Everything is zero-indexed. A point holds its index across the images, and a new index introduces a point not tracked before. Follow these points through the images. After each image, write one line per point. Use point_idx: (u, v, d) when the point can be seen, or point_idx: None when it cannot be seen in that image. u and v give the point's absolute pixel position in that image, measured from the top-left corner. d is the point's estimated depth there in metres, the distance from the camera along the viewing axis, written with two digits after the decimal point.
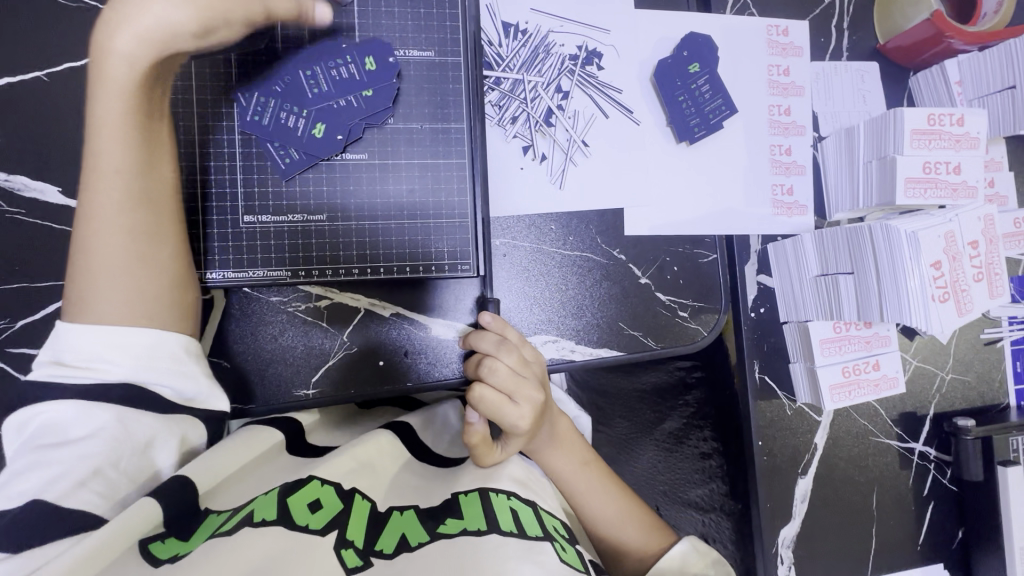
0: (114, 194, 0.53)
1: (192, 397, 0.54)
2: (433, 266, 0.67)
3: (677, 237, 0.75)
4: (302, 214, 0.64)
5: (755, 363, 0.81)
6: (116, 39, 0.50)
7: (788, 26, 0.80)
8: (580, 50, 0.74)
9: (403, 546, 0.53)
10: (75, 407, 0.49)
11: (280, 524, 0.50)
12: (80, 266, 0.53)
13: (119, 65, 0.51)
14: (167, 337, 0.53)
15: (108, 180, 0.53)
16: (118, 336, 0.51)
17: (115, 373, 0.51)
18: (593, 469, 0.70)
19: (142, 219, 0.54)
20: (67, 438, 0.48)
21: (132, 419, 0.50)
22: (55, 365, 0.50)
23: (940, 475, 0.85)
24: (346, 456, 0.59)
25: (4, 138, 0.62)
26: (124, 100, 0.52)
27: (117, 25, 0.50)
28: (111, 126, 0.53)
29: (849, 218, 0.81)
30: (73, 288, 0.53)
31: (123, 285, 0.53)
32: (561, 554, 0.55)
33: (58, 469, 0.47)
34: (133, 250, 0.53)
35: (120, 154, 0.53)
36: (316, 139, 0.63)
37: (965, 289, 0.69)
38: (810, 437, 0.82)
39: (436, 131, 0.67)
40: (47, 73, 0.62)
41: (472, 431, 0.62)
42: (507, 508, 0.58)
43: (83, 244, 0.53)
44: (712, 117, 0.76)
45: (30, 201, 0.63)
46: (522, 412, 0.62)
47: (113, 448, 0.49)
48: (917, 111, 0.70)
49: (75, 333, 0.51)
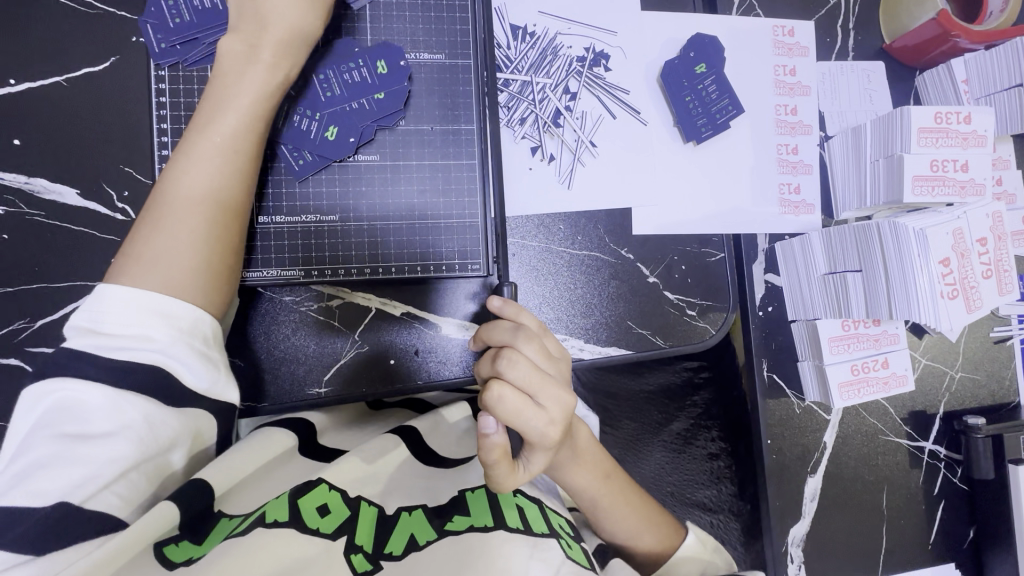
0: (203, 175, 0.55)
1: (210, 386, 0.53)
2: (443, 267, 0.67)
3: (685, 236, 0.76)
4: (315, 215, 0.65)
5: (764, 362, 0.81)
6: (257, 48, 0.57)
7: (794, 27, 0.80)
8: (588, 51, 0.75)
9: (412, 547, 0.54)
10: (104, 395, 0.48)
11: (291, 526, 0.51)
12: (139, 244, 0.53)
13: (263, 74, 0.57)
14: (199, 314, 0.53)
15: (203, 166, 0.55)
16: (155, 303, 0.51)
17: (150, 343, 0.50)
18: (615, 481, 0.65)
19: (215, 203, 0.55)
20: (92, 433, 0.48)
21: (158, 420, 0.50)
22: (89, 334, 0.50)
23: (950, 474, 0.85)
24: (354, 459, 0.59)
25: (25, 142, 0.63)
26: (246, 104, 0.57)
27: (256, 37, 0.58)
28: (221, 119, 0.56)
29: (856, 216, 0.81)
30: (131, 251, 0.53)
31: (176, 259, 0.53)
32: (567, 550, 0.56)
33: (83, 470, 0.47)
34: (193, 232, 0.54)
35: (220, 140, 0.56)
36: (329, 141, 0.64)
37: (973, 287, 0.69)
38: (819, 435, 0.82)
39: (447, 132, 0.67)
40: (66, 78, 0.63)
41: (489, 443, 0.52)
42: (512, 503, 0.59)
43: (152, 217, 0.54)
44: (719, 117, 0.76)
45: (49, 203, 0.64)
46: (549, 416, 0.54)
47: (138, 448, 0.49)
48: (924, 109, 0.71)
49: (113, 296, 0.50)
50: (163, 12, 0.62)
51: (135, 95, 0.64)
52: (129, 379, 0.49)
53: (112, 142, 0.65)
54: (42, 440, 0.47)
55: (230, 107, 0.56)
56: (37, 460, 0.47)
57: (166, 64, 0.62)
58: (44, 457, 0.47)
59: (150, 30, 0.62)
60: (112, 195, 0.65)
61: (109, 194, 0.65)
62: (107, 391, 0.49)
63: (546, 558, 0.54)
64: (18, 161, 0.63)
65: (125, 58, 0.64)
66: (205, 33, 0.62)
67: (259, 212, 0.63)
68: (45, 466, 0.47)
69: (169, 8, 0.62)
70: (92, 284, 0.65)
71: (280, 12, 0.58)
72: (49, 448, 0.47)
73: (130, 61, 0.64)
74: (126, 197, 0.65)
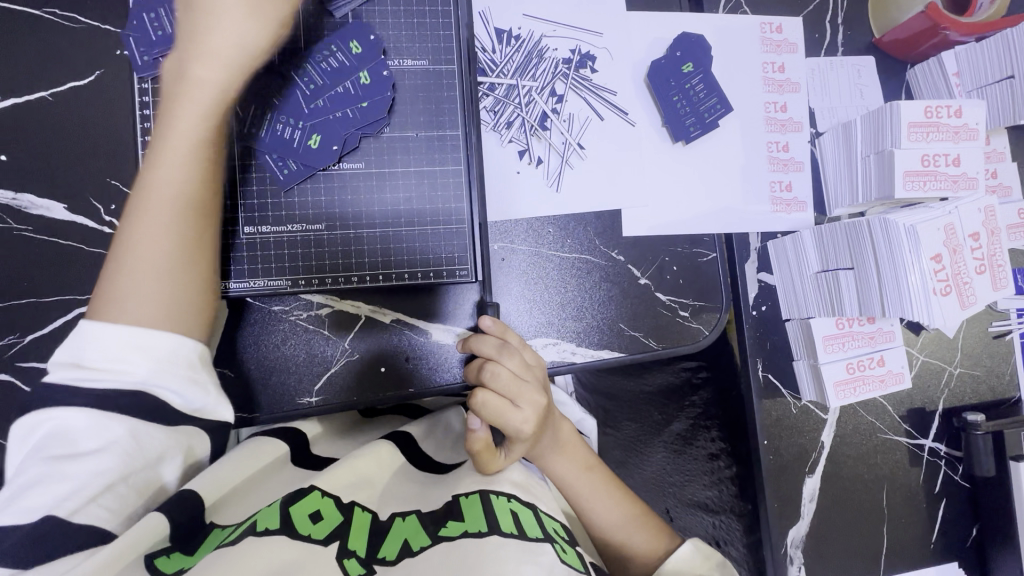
0: (164, 203, 0.55)
1: (200, 407, 0.53)
2: (431, 273, 0.67)
3: (677, 236, 0.75)
4: (302, 224, 0.64)
5: (758, 362, 0.80)
6: (202, 66, 0.56)
7: (781, 23, 0.80)
8: (573, 53, 0.74)
9: (405, 553, 0.53)
10: (88, 417, 0.48)
11: (282, 533, 0.50)
12: (115, 275, 0.53)
13: (204, 91, 0.57)
14: (180, 342, 0.53)
15: (166, 191, 0.55)
16: (136, 337, 0.51)
17: (131, 377, 0.50)
18: (597, 472, 0.70)
19: (195, 225, 0.56)
20: (81, 450, 0.48)
21: (143, 433, 0.50)
22: (72, 368, 0.50)
23: (951, 471, 0.83)
24: (346, 466, 0.59)
25: (11, 157, 0.63)
26: (185, 129, 0.56)
27: (201, 54, 0.56)
28: (169, 144, 0.56)
29: (849, 213, 0.80)
30: (107, 285, 0.53)
31: (155, 290, 0.53)
32: (561, 555, 0.55)
33: (73, 484, 0.48)
34: (174, 254, 0.54)
35: (195, 160, 0.56)
36: (312, 149, 0.63)
37: (967, 282, 0.69)
38: (816, 435, 0.81)
39: (432, 139, 0.67)
40: (51, 93, 0.64)
41: (476, 438, 0.60)
42: (506, 508, 0.58)
43: (124, 242, 0.54)
44: (707, 116, 0.76)
45: (37, 218, 0.64)
46: (526, 417, 0.61)
47: (125, 462, 0.49)
48: (913, 104, 0.70)
49: (96, 335, 0.50)
50: (145, 26, 0.62)
51: (120, 108, 0.65)
52: (114, 391, 0.49)
53: (98, 157, 0.65)
54: (36, 462, 0.48)
55: (178, 131, 0.56)
56: (25, 475, 0.47)
57: (149, 77, 0.62)
58: (37, 475, 0.47)
59: (133, 43, 0.62)
60: (98, 209, 0.65)
61: (96, 207, 0.65)
62: (92, 411, 0.48)
63: (538, 564, 0.53)
64: (6, 177, 0.63)
65: (109, 72, 0.64)
66: None
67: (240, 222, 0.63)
68: (32, 481, 0.47)
69: (151, 21, 0.62)
70: (80, 298, 0.65)
71: (224, 25, 0.57)
72: (37, 463, 0.47)
73: (114, 75, 0.65)
74: (113, 211, 0.65)
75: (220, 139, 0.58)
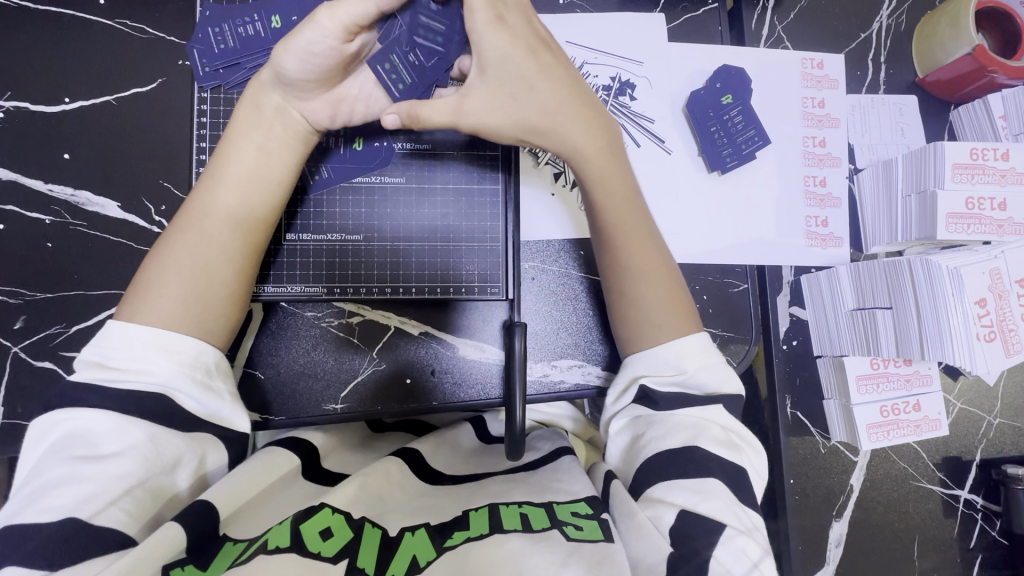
0: (207, 211, 0.56)
1: (215, 412, 0.53)
2: (462, 288, 0.69)
3: (707, 265, 0.75)
4: (341, 234, 0.67)
5: (787, 398, 0.78)
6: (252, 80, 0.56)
7: (823, 59, 0.80)
8: (613, 81, 0.76)
9: (411, 570, 0.46)
10: (108, 419, 0.47)
11: (292, 552, 0.44)
12: (156, 263, 0.55)
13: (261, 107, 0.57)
14: (201, 347, 0.53)
15: (215, 210, 0.56)
16: (157, 339, 0.51)
17: (151, 377, 0.50)
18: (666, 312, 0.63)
19: (226, 237, 0.56)
20: (101, 453, 0.46)
21: (161, 438, 0.49)
22: (95, 367, 0.50)
23: (987, 526, 0.80)
24: (355, 484, 0.53)
25: (74, 155, 0.67)
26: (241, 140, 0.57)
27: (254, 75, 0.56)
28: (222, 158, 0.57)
29: (887, 251, 0.79)
30: (138, 283, 0.54)
31: (182, 297, 0.53)
32: (571, 534, 0.49)
33: (89, 487, 0.44)
34: (201, 268, 0.55)
35: (226, 177, 0.56)
36: (357, 152, 0.67)
37: (1013, 329, 0.66)
38: (845, 477, 0.79)
39: (472, 157, 0.69)
40: (114, 98, 0.67)
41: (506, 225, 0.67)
42: (513, 510, 0.52)
43: (168, 243, 0.55)
44: (745, 148, 0.76)
45: (90, 214, 0.67)
46: None
47: (143, 467, 0.47)
48: (958, 145, 0.69)
49: (123, 333, 0.51)
50: (209, 39, 0.66)
51: (180, 115, 0.68)
52: (146, 392, 0.49)
53: (155, 159, 0.68)
54: (56, 463, 0.45)
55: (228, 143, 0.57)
56: (48, 481, 0.44)
57: (209, 87, 0.66)
58: (53, 478, 0.44)
59: (197, 55, 0.66)
60: (149, 209, 0.68)
61: (148, 208, 0.68)
62: (113, 415, 0.47)
63: None
64: (67, 174, 0.67)
65: (171, 80, 0.68)
66: (247, 59, 0.65)
67: (287, 230, 0.66)
68: (55, 487, 0.44)
69: (214, 34, 0.65)
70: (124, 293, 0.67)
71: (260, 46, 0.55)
72: (61, 468, 0.45)
73: (175, 83, 0.68)
74: (163, 211, 0.68)
75: (263, 153, 0.57)
